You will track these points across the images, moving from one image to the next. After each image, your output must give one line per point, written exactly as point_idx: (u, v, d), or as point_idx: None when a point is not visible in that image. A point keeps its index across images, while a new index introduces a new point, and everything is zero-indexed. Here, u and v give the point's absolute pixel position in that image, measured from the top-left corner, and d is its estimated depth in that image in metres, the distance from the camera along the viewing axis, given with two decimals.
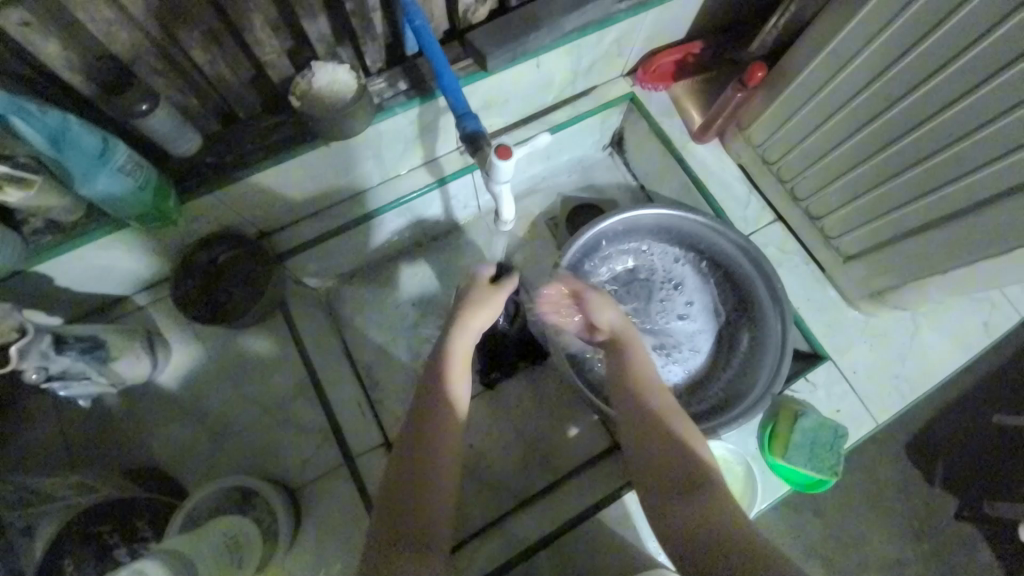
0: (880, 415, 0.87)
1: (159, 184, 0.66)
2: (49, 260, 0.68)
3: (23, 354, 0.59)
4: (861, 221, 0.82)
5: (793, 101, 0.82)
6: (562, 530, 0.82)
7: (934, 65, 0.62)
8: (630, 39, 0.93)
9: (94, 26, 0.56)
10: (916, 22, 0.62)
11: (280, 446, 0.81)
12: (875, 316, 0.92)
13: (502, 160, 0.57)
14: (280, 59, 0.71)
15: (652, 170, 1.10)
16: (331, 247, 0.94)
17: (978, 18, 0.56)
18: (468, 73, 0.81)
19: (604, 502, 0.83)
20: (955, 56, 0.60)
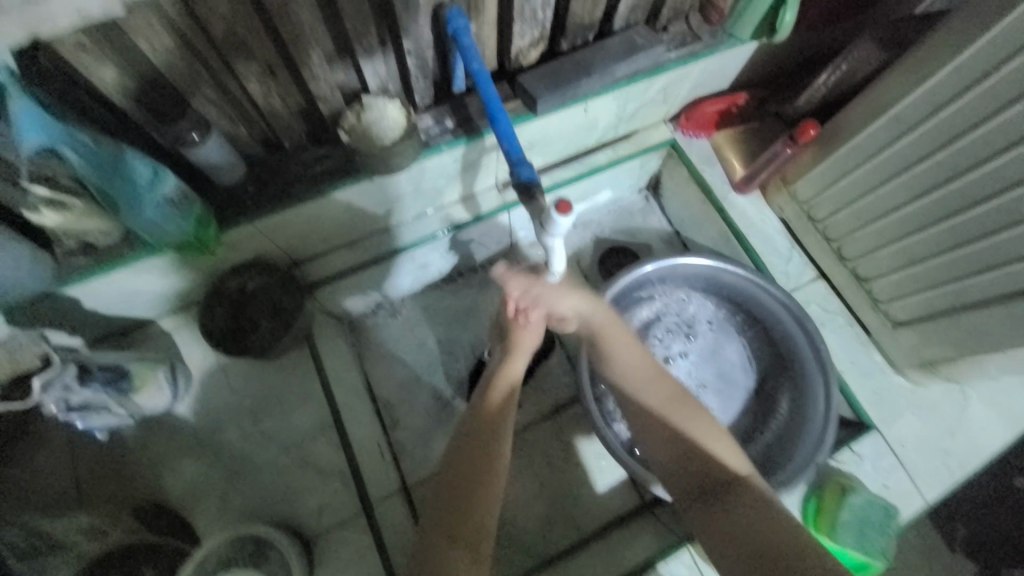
0: (929, 492, 0.82)
1: (202, 216, 0.64)
2: (80, 283, 0.66)
3: (47, 385, 0.56)
4: (915, 289, 0.79)
5: (845, 161, 0.81)
6: None
7: (1013, 138, 0.59)
8: (677, 87, 0.93)
9: (153, 54, 0.54)
10: (995, 92, 0.59)
11: (296, 487, 0.77)
12: (924, 386, 0.87)
13: (562, 215, 0.55)
14: (333, 93, 0.70)
15: (689, 217, 1.08)
16: (362, 280, 0.92)
17: None
18: (518, 114, 0.80)
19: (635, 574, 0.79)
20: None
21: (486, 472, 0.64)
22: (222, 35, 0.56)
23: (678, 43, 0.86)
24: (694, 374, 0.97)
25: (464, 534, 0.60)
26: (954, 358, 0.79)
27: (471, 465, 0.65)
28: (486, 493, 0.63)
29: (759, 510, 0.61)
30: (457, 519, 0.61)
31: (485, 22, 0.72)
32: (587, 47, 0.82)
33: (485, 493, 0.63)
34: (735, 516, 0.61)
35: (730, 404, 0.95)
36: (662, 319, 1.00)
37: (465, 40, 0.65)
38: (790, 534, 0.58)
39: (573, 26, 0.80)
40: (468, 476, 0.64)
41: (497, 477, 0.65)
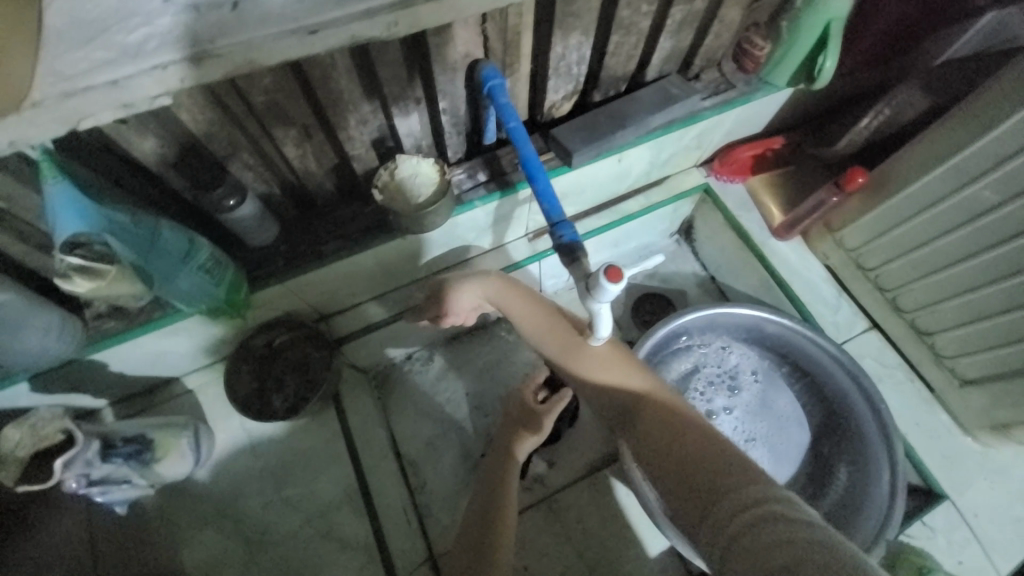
0: (1007, 568, 0.75)
1: (234, 279, 0.62)
2: (108, 347, 0.64)
3: (69, 463, 0.54)
4: (984, 345, 0.73)
5: (899, 210, 0.76)
6: None
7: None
8: (712, 133, 0.91)
9: (194, 125, 0.54)
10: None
11: (320, 561, 0.72)
12: (997, 449, 0.80)
13: (612, 282, 0.52)
14: (367, 153, 0.69)
15: (725, 263, 1.04)
16: (389, 333, 0.90)
17: None
18: (552, 167, 0.78)
19: None
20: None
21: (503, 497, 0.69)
22: (262, 103, 0.55)
23: (713, 91, 0.85)
24: (739, 432, 0.91)
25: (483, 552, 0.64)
26: None
27: (492, 495, 0.69)
28: (504, 520, 0.67)
29: (675, 428, 0.51)
30: (479, 538, 0.65)
31: (519, 78, 0.71)
32: (621, 99, 0.81)
33: (502, 516, 0.67)
34: (658, 441, 0.52)
35: (778, 464, 0.89)
36: (701, 371, 0.94)
37: (501, 99, 0.64)
38: (698, 435, 0.50)
39: (607, 79, 0.79)
40: (492, 503, 0.68)
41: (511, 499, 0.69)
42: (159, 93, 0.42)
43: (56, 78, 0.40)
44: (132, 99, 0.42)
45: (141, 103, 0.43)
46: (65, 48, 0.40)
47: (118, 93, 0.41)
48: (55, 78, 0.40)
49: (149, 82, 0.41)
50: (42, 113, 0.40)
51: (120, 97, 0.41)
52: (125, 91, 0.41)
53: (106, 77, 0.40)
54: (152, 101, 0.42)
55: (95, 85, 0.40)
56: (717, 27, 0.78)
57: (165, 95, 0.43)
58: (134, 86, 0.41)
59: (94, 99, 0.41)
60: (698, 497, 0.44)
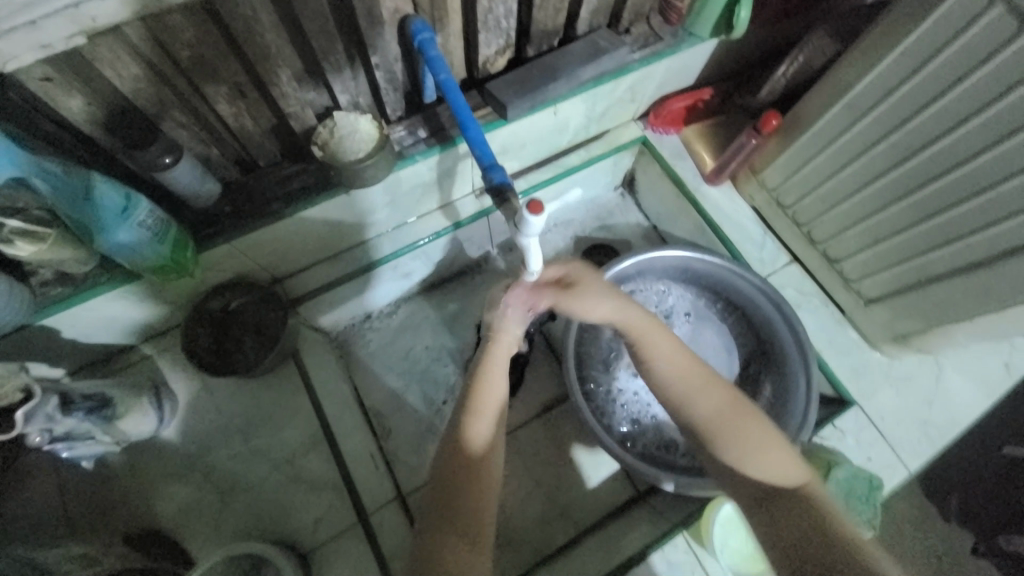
0: (911, 462, 0.85)
1: (177, 237, 0.64)
2: (57, 312, 0.66)
3: (29, 418, 0.56)
4: (882, 266, 0.82)
5: (808, 148, 0.83)
6: None
7: (963, 114, 0.62)
8: (644, 85, 0.95)
9: (120, 82, 0.55)
10: (942, 72, 0.62)
11: (291, 504, 0.77)
12: (898, 359, 0.90)
13: (533, 214, 0.56)
14: (304, 110, 0.70)
15: (664, 212, 1.11)
16: (344, 293, 0.93)
17: (1007, 72, 0.56)
18: (489, 121, 0.82)
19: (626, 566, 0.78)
20: (982, 107, 0.60)
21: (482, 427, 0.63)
22: (190, 59, 0.56)
23: (641, 44, 0.89)
24: None
25: (454, 487, 0.60)
26: (923, 331, 0.82)
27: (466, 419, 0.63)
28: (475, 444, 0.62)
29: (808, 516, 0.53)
30: (449, 478, 0.60)
31: (450, 33, 0.74)
32: (552, 52, 0.84)
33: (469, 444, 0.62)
34: (785, 522, 0.54)
35: None
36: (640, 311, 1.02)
37: (431, 51, 0.66)
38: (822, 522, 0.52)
39: (538, 33, 0.82)
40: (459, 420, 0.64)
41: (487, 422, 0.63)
42: (73, 32, 0.46)
43: None
44: (50, 40, 0.45)
45: (59, 45, 0.46)
46: None
47: (37, 34, 0.44)
48: None
49: (63, 21, 0.45)
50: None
51: (38, 38, 0.45)
52: (42, 31, 0.45)
53: (21, 19, 0.43)
54: (67, 41, 0.46)
55: (16, 27, 0.44)
56: None
57: (79, 35, 0.46)
58: (47, 27, 0.45)
59: (16, 40, 0.44)
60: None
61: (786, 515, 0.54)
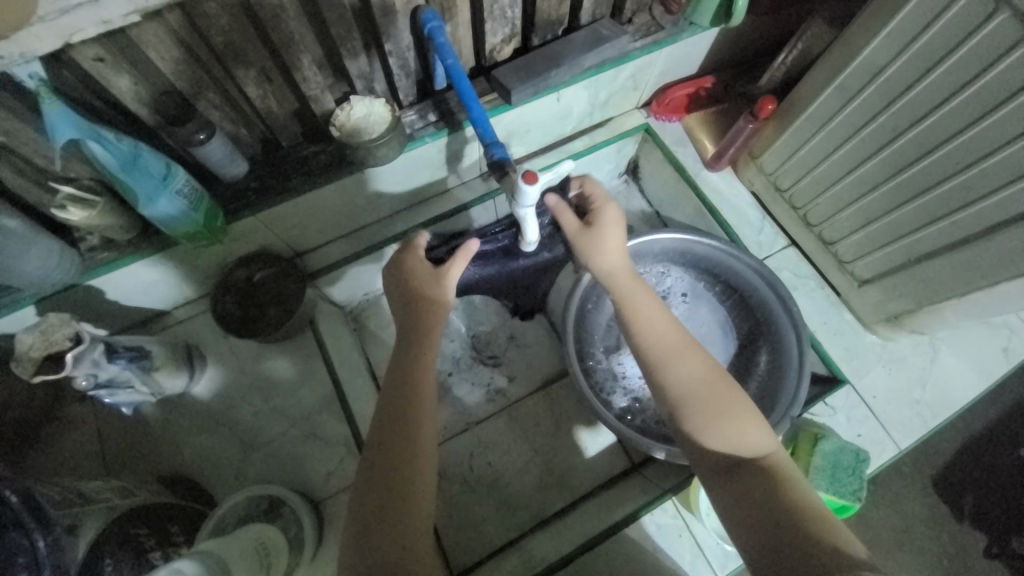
0: (903, 440, 0.86)
1: (209, 206, 0.71)
2: (101, 274, 0.73)
3: (78, 361, 0.64)
4: (874, 247, 0.85)
5: (802, 131, 0.86)
6: (585, 548, 0.79)
7: (947, 92, 0.64)
8: (646, 73, 0.99)
9: (162, 63, 0.62)
10: (925, 51, 0.64)
11: (306, 458, 0.83)
12: (893, 340, 0.92)
13: (528, 184, 0.61)
14: (323, 93, 0.77)
15: (667, 198, 1.15)
16: (358, 269, 0.99)
17: (985, 50, 0.58)
18: (494, 106, 0.87)
19: (610, 533, 0.80)
20: (965, 85, 0.62)
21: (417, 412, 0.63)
22: (221, 43, 0.63)
23: (643, 33, 0.92)
24: None
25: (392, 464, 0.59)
26: (915, 311, 0.83)
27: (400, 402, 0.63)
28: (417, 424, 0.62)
29: (774, 486, 0.57)
30: (393, 431, 0.61)
31: (459, 22, 0.79)
32: (556, 41, 0.89)
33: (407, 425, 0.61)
34: (747, 488, 0.57)
35: None
36: None
37: (440, 38, 0.71)
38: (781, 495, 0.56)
39: (542, 23, 0.86)
40: (404, 374, 0.66)
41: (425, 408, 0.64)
42: (129, 11, 0.51)
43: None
44: (110, 16, 0.51)
45: (117, 21, 0.52)
46: None
47: (99, 11, 0.50)
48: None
49: (122, 0, 0.50)
50: (44, 27, 0.49)
51: (100, 15, 0.50)
52: (103, 9, 0.50)
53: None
54: (124, 19, 0.52)
55: (82, 3, 0.49)
56: None
57: (135, 14, 0.52)
58: (109, 5, 0.50)
59: (82, 16, 0.50)
60: (771, 541, 0.52)
61: (754, 482, 0.58)
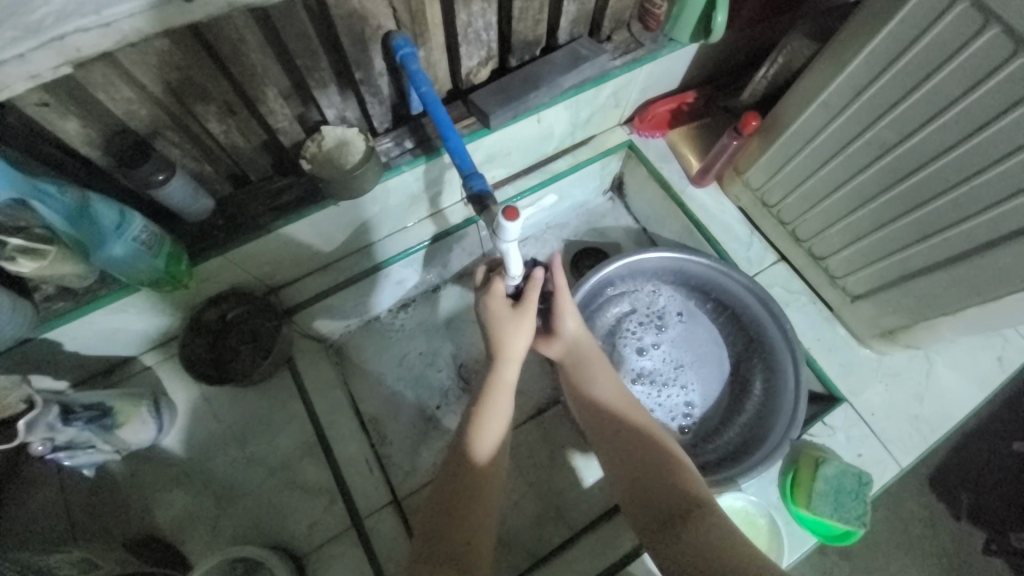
0: (904, 458, 0.85)
1: (172, 250, 0.67)
2: (58, 326, 0.68)
3: (31, 427, 0.59)
4: (865, 263, 0.84)
5: (788, 147, 0.85)
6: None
7: (934, 110, 0.63)
8: (627, 91, 0.97)
9: (114, 104, 0.57)
10: (911, 68, 0.63)
11: (288, 507, 0.79)
12: (888, 355, 0.91)
13: (509, 221, 0.58)
14: (292, 125, 0.73)
15: (653, 214, 1.13)
16: (340, 300, 0.95)
17: (974, 67, 0.57)
18: (473, 130, 0.84)
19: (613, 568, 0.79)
20: (955, 101, 0.60)
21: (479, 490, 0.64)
22: (177, 81, 0.59)
23: (623, 51, 0.91)
24: (662, 360, 1.03)
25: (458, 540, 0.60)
26: (910, 326, 0.82)
27: (464, 481, 0.65)
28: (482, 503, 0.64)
29: (715, 539, 0.55)
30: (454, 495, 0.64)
31: (432, 47, 0.76)
32: (534, 62, 0.86)
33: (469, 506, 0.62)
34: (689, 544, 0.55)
35: (703, 388, 1.01)
36: (631, 315, 1.05)
37: (412, 66, 0.68)
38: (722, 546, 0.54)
39: (518, 44, 0.84)
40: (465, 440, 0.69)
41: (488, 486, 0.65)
42: (59, 63, 0.49)
43: None
44: (38, 70, 0.48)
45: (48, 74, 0.49)
46: None
47: (26, 65, 0.47)
48: None
49: (50, 53, 0.47)
50: None
51: (27, 69, 0.48)
52: (30, 63, 0.47)
53: (10, 52, 0.46)
54: (55, 71, 0.49)
55: (6, 59, 0.46)
56: None
57: (66, 65, 0.49)
58: (35, 58, 0.47)
59: (8, 72, 0.47)
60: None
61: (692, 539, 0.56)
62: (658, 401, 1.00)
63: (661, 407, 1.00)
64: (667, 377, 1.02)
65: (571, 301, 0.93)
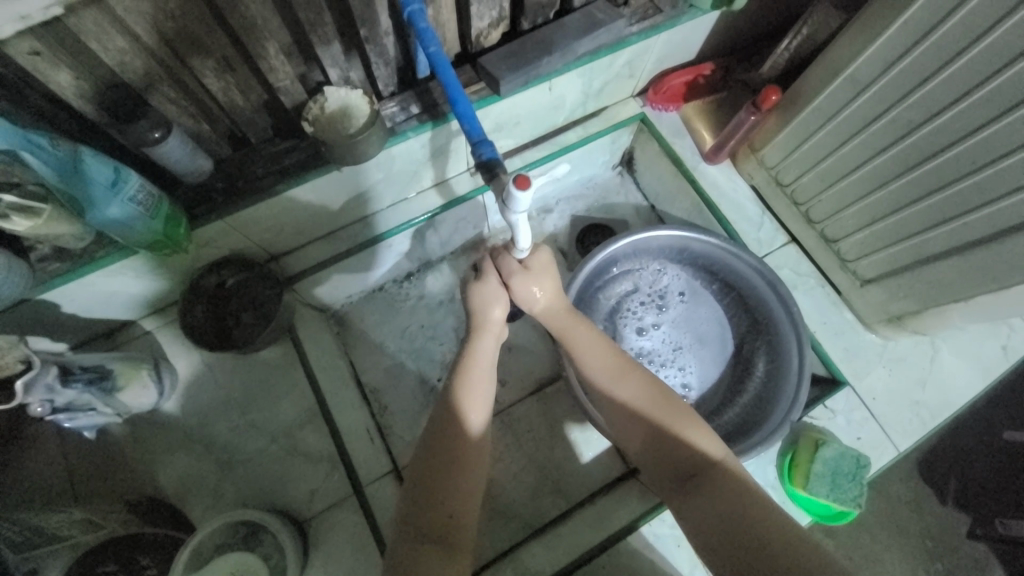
0: (902, 442, 0.85)
1: (170, 213, 0.65)
2: (55, 287, 0.67)
3: (29, 388, 0.59)
4: (878, 246, 0.82)
5: (807, 124, 0.82)
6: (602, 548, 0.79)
7: (964, 88, 0.60)
8: (642, 60, 0.93)
9: (105, 54, 0.54)
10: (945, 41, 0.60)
11: (288, 474, 0.79)
12: (893, 340, 0.90)
13: (520, 190, 0.56)
14: (294, 84, 0.70)
15: (663, 191, 1.10)
16: (341, 270, 0.93)
17: (1010, 43, 0.54)
18: (481, 97, 0.81)
19: (614, 539, 0.79)
20: (986, 79, 0.57)
21: (462, 470, 0.61)
22: (172, 32, 0.56)
23: (640, 17, 0.86)
24: (662, 340, 1.03)
25: (438, 526, 0.58)
26: (919, 312, 0.81)
27: (444, 463, 0.61)
28: (461, 484, 0.61)
29: (730, 499, 0.57)
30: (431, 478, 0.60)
31: (442, 5, 0.72)
32: (547, 25, 0.82)
33: (450, 491, 0.60)
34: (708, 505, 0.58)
35: (703, 369, 1.01)
36: (634, 294, 1.04)
37: (420, 24, 0.64)
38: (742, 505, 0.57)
39: (532, 5, 0.79)
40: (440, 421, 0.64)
41: (470, 466, 0.62)
42: (51, 3, 0.47)
43: None
44: (28, 10, 0.46)
45: (38, 15, 0.47)
46: None
47: (15, 5, 0.45)
48: None
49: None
50: None
51: (16, 9, 0.45)
52: (20, 2, 0.45)
53: None
54: (45, 13, 0.47)
55: None
56: None
57: (57, 6, 0.47)
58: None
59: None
60: (739, 559, 0.53)
61: (712, 502, 0.58)
62: None
63: None
64: (665, 358, 1.01)
65: (575, 277, 0.92)
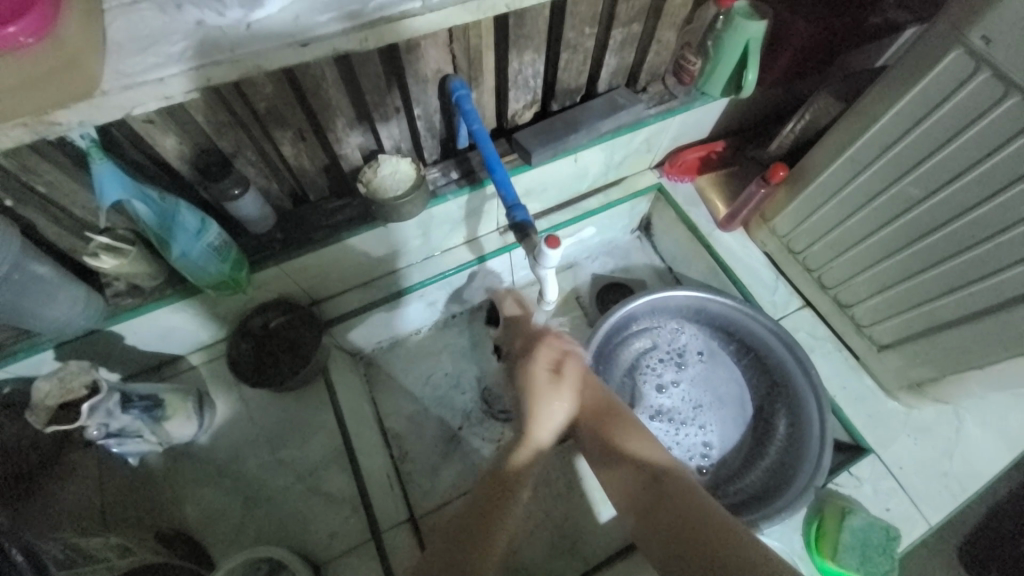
0: (933, 516, 0.83)
1: (237, 257, 0.73)
2: (122, 321, 0.74)
3: (92, 411, 0.64)
4: (889, 313, 0.85)
5: (813, 198, 0.88)
6: None
7: (956, 170, 0.66)
8: (659, 138, 1.03)
9: (208, 125, 0.65)
10: (935, 130, 0.67)
11: (310, 515, 0.81)
12: (916, 409, 0.90)
13: (550, 248, 0.63)
14: (353, 153, 0.80)
15: (679, 254, 1.17)
16: (374, 316, 0.99)
17: (998, 130, 0.60)
18: (514, 165, 0.90)
19: None
20: (976, 163, 0.64)
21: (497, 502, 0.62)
22: (265, 108, 0.66)
23: (657, 101, 0.97)
24: (681, 398, 1.04)
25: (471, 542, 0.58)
26: (938, 379, 0.82)
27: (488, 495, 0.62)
28: (501, 514, 0.61)
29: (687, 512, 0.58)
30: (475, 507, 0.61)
31: (485, 90, 0.83)
32: (575, 107, 0.93)
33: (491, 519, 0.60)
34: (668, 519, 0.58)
35: (721, 428, 1.01)
36: (652, 351, 1.07)
37: (466, 106, 0.75)
38: (709, 518, 0.56)
39: (562, 91, 0.91)
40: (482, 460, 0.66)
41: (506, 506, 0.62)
42: (190, 88, 0.51)
43: (121, 76, 0.49)
44: (172, 92, 0.50)
45: (178, 96, 0.51)
46: (126, 55, 0.50)
47: (162, 88, 0.49)
48: (118, 75, 0.49)
49: None
50: (107, 100, 0.48)
51: (162, 91, 0.50)
52: (166, 86, 0.49)
53: (153, 74, 0.49)
54: (186, 95, 0.51)
55: (146, 80, 0.49)
56: (655, 47, 0.90)
57: (194, 90, 0.51)
58: (172, 83, 0.50)
59: (145, 92, 0.49)
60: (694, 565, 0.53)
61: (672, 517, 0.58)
62: (677, 440, 1.00)
63: (680, 445, 1.00)
64: (686, 416, 1.03)
65: (594, 332, 0.96)
